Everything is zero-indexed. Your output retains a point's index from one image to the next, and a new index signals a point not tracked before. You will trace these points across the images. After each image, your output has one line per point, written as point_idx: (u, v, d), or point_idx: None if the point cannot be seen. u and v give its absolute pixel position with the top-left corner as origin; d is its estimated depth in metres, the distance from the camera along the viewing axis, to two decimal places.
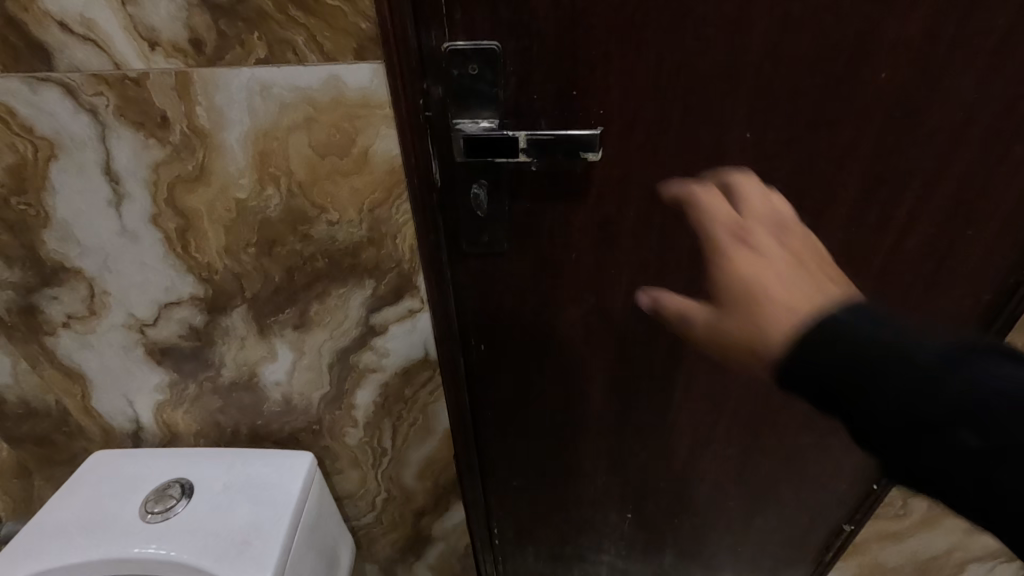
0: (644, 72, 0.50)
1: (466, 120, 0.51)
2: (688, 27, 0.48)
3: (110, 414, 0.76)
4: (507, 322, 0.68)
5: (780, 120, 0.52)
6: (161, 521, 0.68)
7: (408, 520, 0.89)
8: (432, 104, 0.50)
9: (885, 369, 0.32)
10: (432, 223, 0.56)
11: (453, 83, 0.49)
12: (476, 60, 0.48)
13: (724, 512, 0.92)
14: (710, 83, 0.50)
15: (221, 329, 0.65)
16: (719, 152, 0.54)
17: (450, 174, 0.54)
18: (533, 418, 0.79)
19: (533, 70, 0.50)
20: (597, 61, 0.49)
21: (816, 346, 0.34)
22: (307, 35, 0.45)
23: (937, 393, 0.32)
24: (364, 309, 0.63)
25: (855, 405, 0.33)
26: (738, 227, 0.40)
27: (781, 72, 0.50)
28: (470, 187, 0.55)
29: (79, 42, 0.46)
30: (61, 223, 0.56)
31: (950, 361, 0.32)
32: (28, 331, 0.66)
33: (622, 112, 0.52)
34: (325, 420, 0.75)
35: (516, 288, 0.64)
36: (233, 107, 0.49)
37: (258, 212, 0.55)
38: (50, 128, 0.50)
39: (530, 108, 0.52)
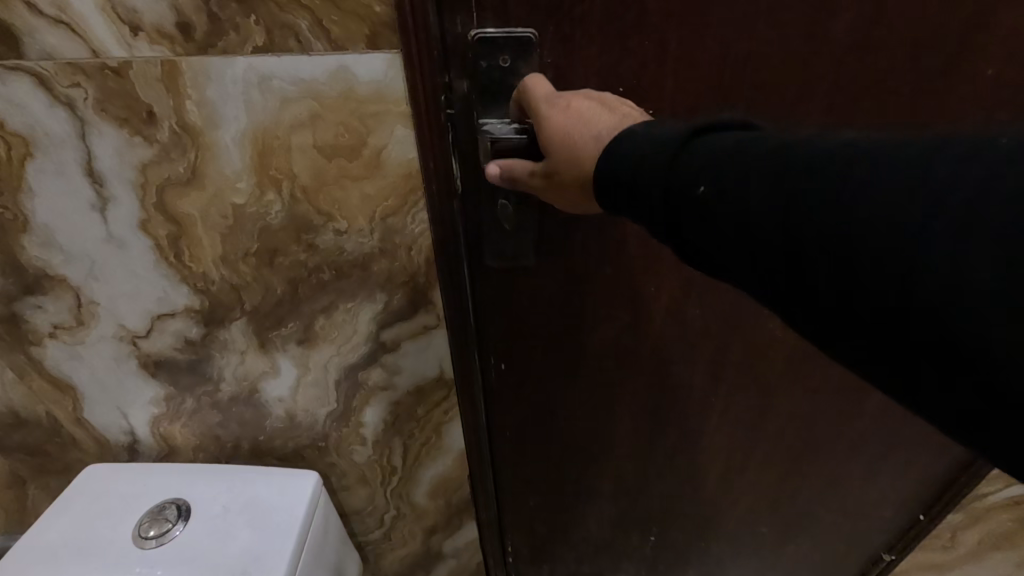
0: (707, 67, 0.45)
1: (493, 121, 0.45)
2: (758, 18, 0.43)
3: (104, 427, 0.71)
4: (532, 339, 0.63)
5: (853, 121, 0.49)
6: (157, 546, 0.63)
7: (417, 539, 0.85)
8: (455, 99, 0.44)
9: (688, 157, 0.33)
10: (451, 232, 0.50)
11: (481, 76, 0.44)
12: (509, 51, 0.43)
13: (755, 537, 0.86)
14: (777, 77, 0.46)
15: (218, 342, 0.60)
16: None
17: (475, 180, 0.49)
18: (554, 438, 0.74)
19: (573, 63, 0.45)
20: (649, 52, 0.44)
21: (630, 152, 0.35)
22: (311, 18, 0.39)
23: (738, 163, 0.31)
24: (374, 324, 0.57)
25: (663, 188, 0.33)
26: (552, 97, 0.42)
27: (858, 68, 0.46)
28: (498, 198, 0.50)
29: (51, 25, 0.40)
30: (41, 228, 0.51)
31: (746, 143, 0.32)
32: (13, 341, 0.61)
33: (677, 111, 0.47)
34: (332, 437, 0.70)
35: (542, 302, 0.59)
36: (228, 102, 0.42)
37: (258, 219, 0.49)
38: (23, 123, 0.44)
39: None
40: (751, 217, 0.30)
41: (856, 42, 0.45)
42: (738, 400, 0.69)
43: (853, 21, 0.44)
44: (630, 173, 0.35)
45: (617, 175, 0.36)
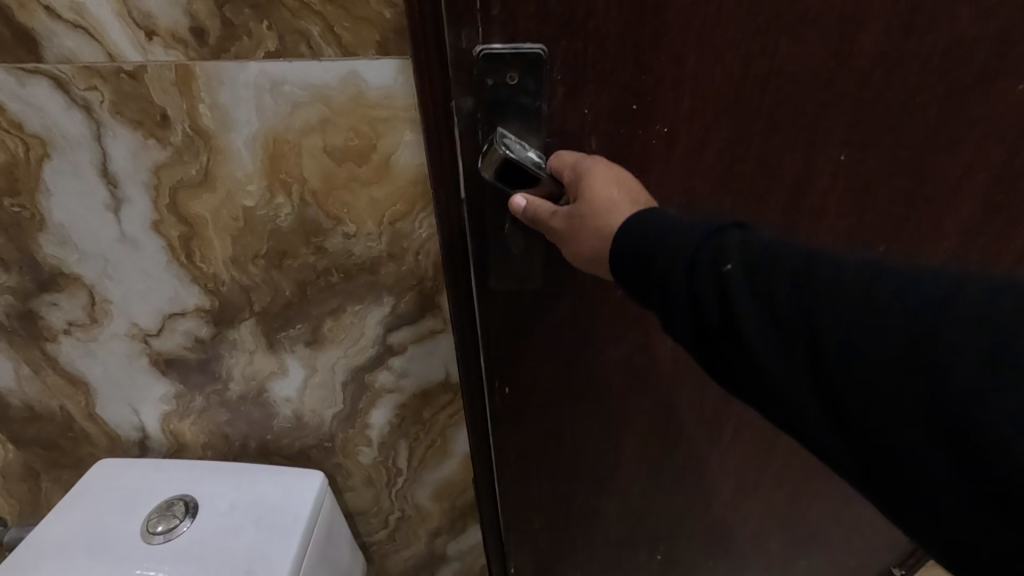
0: (725, 82, 0.44)
1: (512, 139, 0.43)
2: (780, 31, 0.42)
3: (116, 422, 0.72)
4: (539, 362, 0.60)
5: (876, 138, 0.48)
6: (165, 542, 0.63)
7: (422, 539, 0.86)
8: (460, 116, 0.43)
9: (712, 249, 0.36)
10: (458, 248, 0.49)
11: (487, 94, 0.42)
12: (519, 68, 0.41)
13: (763, 553, 0.86)
14: (801, 94, 0.45)
15: (228, 342, 0.60)
16: (805, 175, 0.50)
17: (481, 200, 0.47)
18: (562, 461, 0.72)
19: (585, 78, 0.42)
20: (666, 69, 0.43)
21: (654, 233, 0.38)
22: (322, 24, 0.39)
23: (763, 265, 0.34)
24: (382, 328, 0.57)
25: (688, 276, 0.36)
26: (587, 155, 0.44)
27: (885, 84, 0.45)
28: (505, 222, 0.48)
29: (69, 29, 0.40)
30: (57, 227, 0.52)
31: (768, 247, 0.35)
32: (29, 337, 0.62)
33: (693, 130, 0.46)
34: (338, 437, 0.71)
35: (551, 329, 0.57)
36: (240, 106, 0.43)
37: (268, 221, 0.49)
38: (41, 125, 0.45)
39: (580, 129, 0.45)
40: (778, 317, 0.33)
41: (882, 57, 0.44)
42: (749, 416, 0.68)
43: (880, 36, 0.43)
44: (655, 252, 0.37)
45: (641, 253, 0.38)
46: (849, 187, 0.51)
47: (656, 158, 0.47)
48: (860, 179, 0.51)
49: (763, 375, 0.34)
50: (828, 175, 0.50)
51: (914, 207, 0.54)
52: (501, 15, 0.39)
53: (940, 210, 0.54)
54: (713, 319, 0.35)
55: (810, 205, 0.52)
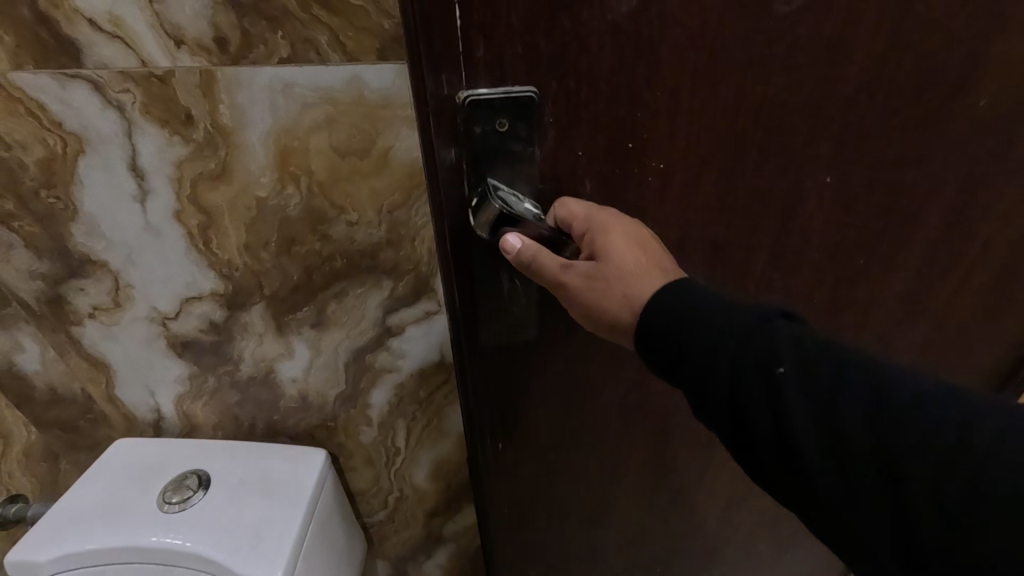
0: (718, 115, 0.46)
1: (506, 190, 0.45)
2: (767, 62, 0.44)
3: (133, 404, 0.77)
4: (535, 404, 0.63)
5: (859, 160, 0.51)
6: (178, 511, 0.68)
7: (420, 519, 0.92)
8: (446, 168, 0.44)
9: (760, 342, 0.38)
10: (454, 293, 0.52)
11: (475, 142, 0.43)
12: (508, 116, 0.42)
13: (748, 548, 0.90)
14: (793, 123, 0.47)
15: (240, 325, 0.66)
16: (794, 200, 0.52)
17: (467, 240, 0.48)
18: (563, 487, 0.73)
19: (580, 118, 0.44)
20: (663, 105, 0.44)
21: (695, 313, 0.40)
22: (330, 34, 0.45)
23: (806, 364, 0.37)
24: (381, 309, 0.62)
25: (733, 364, 0.38)
26: (605, 217, 0.46)
27: (867, 109, 0.48)
28: (497, 269, 0.50)
29: (107, 39, 0.46)
30: (87, 216, 0.57)
31: (814, 345, 0.38)
32: (56, 321, 0.68)
33: (688, 163, 0.48)
34: (340, 417, 0.75)
35: (544, 369, 0.60)
36: (256, 106, 0.48)
37: (278, 210, 0.55)
38: (77, 123, 0.50)
39: (573, 168, 0.46)
40: (815, 415, 0.36)
41: (868, 81, 0.46)
42: None
43: (860, 62, 0.45)
44: (695, 333, 0.40)
45: (677, 333, 0.41)
46: (833, 209, 0.53)
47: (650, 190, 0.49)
48: (843, 209, 0.54)
49: (795, 467, 0.37)
50: (816, 199, 0.52)
51: (895, 230, 0.56)
52: (486, 56, 0.40)
53: (922, 228, 0.57)
54: (752, 407, 0.38)
55: (797, 229, 0.54)
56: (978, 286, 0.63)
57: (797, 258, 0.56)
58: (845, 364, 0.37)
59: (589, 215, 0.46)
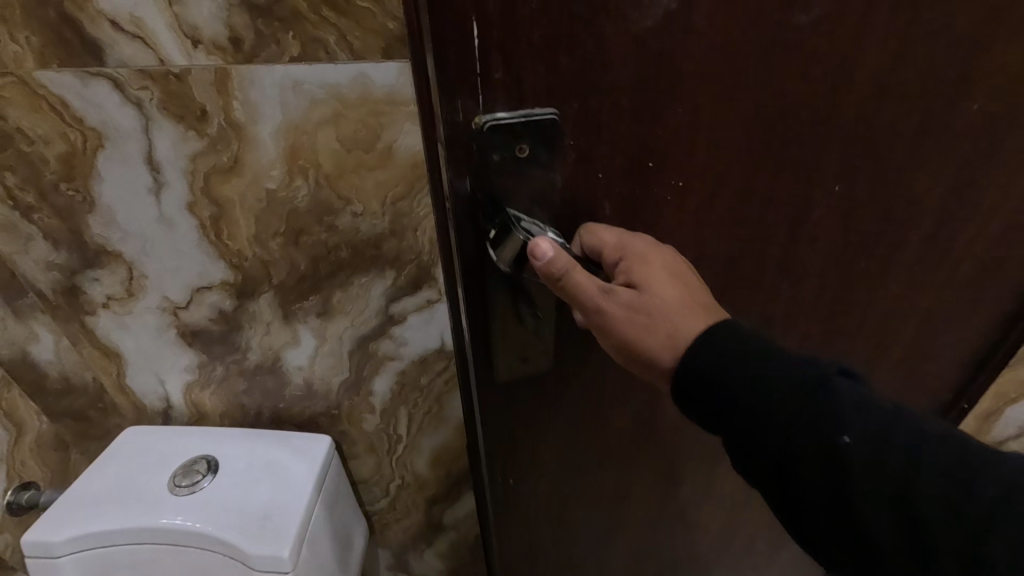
0: (733, 129, 0.47)
1: (528, 219, 0.47)
2: (780, 74, 0.45)
3: (143, 392, 0.80)
4: (546, 430, 0.62)
5: (865, 169, 0.52)
6: (188, 494, 0.70)
7: (421, 508, 0.94)
8: (462, 195, 0.45)
9: (819, 402, 0.39)
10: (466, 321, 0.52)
11: (494, 168, 0.44)
12: (529, 141, 0.44)
13: (750, 553, 0.89)
14: (804, 136, 0.49)
15: (249, 314, 0.68)
16: (803, 210, 0.53)
17: (481, 267, 0.49)
18: (574, 509, 0.71)
19: (599, 138, 0.45)
20: (682, 120, 0.46)
21: (751, 369, 0.41)
22: (338, 34, 0.48)
23: (864, 426, 0.38)
24: (385, 298, 0.65)
25: (789, 421, 0.39)
26: (641, 248, 0.48)
27: (873, 119, 0.49)
28: (510, 296, 0.51)
29: (128, 39, 0.49)
30: (105, 209, 0.60)
31: (872, 407, 0.39)
32: (71, 311, 0.70)
33: (703, 176, 0.49)
34: (344, 405, 0.78)
35: (555, 396, 0.60)
36: (267, 102, 0.51)
37: (287, 202, 0.57)
38: (98, 119, 0.53)
39: (592, 187, 0.47)
40: (868, 478, 0.38)
41: (873, 91, 0.48)
42: None
43: (868, 72, 0.46)
44: (751, 389, 0.41)
45: (730, 387, 0.41)
46: (841, 218, 0.54)
47: (666, 205, 0.50)
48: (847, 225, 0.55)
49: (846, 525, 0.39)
50: (824, 209, 0.54)
51: (898, 237, 0.57)
52: (504, 78, 0.41)
53: (924, 234, 0.58)
54: (806, 466, 0.39)
55: (805, 238, 0.55)
56: (973, 289, 0.64)
57: (803, 267, 0.57)
58: (902, 429, 0.38)
59: (626, 243, 0.48)
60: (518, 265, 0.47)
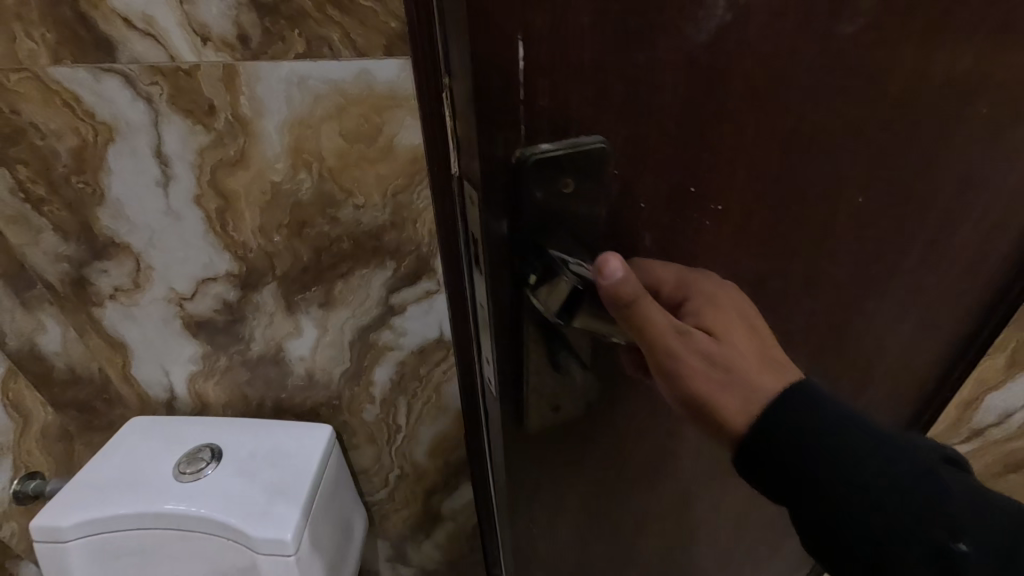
0: (770, 147, 0.42)
1: (574, 260, 0.40)
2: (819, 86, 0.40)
3: (147, 383, 0.81)
4: (574, 475, 0.57)
5: (887, 177, 0.48)
6: (193, 480, 0.72)
7: (419, 498, 0.96)
8: (495, 240, 0.39)
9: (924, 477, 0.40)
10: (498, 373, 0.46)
11: (533, 208, 0.38)
12: (572, 174, 0.37)
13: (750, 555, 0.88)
14: (835, 150, 0.44)
15: (253, 304, 0.70)
16: (829, 225, 0.49)
17: (516, 315, 0.42)
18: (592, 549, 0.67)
19: (642, 167, 0.39)
20: (722, 144, 0.40)
21: (860, 433, 0.41)
22: (342, 32, 0.50)
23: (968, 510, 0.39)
24: (385, 288, 0.67)
25: (893, 489, 0.39)
26: (701, 291, 0.46)
27: (902, 126, 0.45)
28: (545, 342, 0.45)
29: (140, 36, 0.51)
30: (113, 201, 0.62)
31: (972, 492, 0.40)
32: (79, 302, 0.72)
33: (738, 200, 0.44)
34: (345, 395, 0.80)
35: (587, 438, 0.54)
36: (273, 97, 0.53)
37: (291, 194, 0.59)
38: (109, 114, 0.55)
39: (633, 219, 0.41)
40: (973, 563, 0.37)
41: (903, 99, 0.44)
42: None
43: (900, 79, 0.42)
44: (858, 451, 0.40)
45: (835, 449, 0.40)
46: (860, 229, 0.51)
47: (699, 238, 0.45)
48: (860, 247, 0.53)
49: None
50: (847, 222, 0.50)
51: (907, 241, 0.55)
52: (548, 108, 0.35)
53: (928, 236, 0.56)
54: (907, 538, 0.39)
55: (827, 253, 0.52)
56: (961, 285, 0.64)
57: (823, 282, 0.54)
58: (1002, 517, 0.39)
59: (686, 287, 0.46)
60: (561, 314, 0.41)
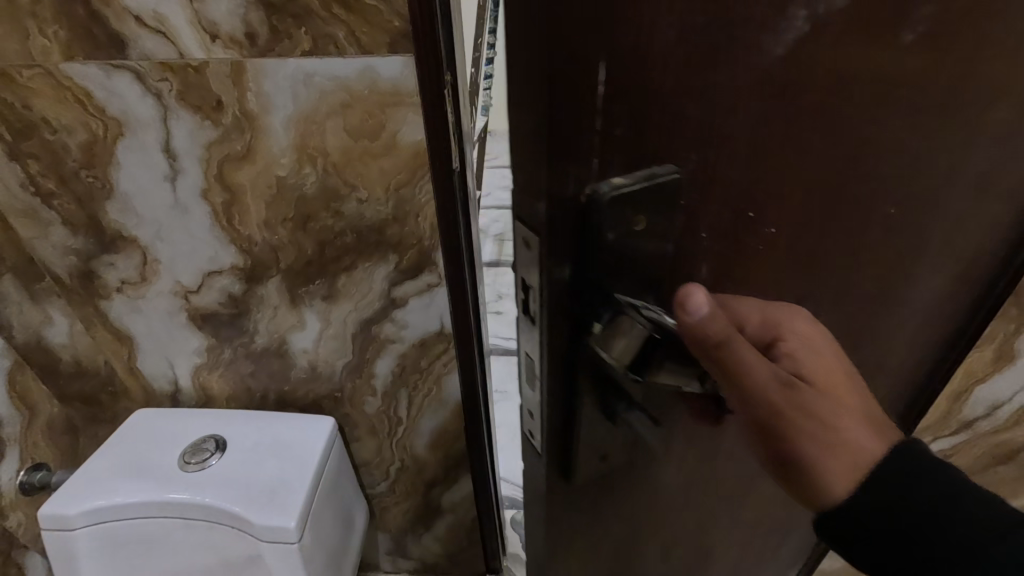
0: (831, 171, 0.39)
1: (643, 305, 0.39)
2: (886, 104, 0.37)
3: (152, 375, 0.83)
4: (613, 522, 0.55)
5: (939, 199, 0.45)
6: (198, 470, 0.74)
7: (419, 490, 0.98)
8: (555, 285, 0.37)
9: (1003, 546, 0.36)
10: (549, 419, 0.44)
11: (600, 253, 0.36)
12: (643, 214, 0.36)
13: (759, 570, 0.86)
14: (893, 173, 0.41)
15: (257, 298, 0.71)
16: (875, 248, 0.46)
17: (572, 360, 0.41)
18: None
19: (709, 200, 0.37)
20: (783, 168, 0.37)
21: (930, 478, 0.40)
22: (347, 30, 0.51)
23: None
24: (387, 282, 0.69)
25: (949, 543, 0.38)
26: (772, 333, 0.45)
27: (962, 146, 0.42)
28: (601, 387, 0.43)
29: (150, 33, 0.52)
30: (122, 195, 0.63)
31: None
32: (86, 295, 0.73)
33: (790, 227, 0.41)
34: (347, 387, 0.81)
35: (633, 483, 0.53)
36: (280, 94, 0.55)
37: (296, 189, 0.61)
38: (119, 109, 0.57)
39: (696, 255, 0.39)
40: None
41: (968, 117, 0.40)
42: None
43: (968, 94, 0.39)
44: (918, 493, 0.39)
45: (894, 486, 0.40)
46: (906, 251, 0.48)
47: (758, 269, 0.42)
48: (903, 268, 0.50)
49: None
50: (895, 245, 0.47)
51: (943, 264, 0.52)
52: (624, 133, 0.33)
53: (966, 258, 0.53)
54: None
55: (870, 277, 0.48)
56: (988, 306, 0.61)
57: (862, 306, 0.51)
58: None
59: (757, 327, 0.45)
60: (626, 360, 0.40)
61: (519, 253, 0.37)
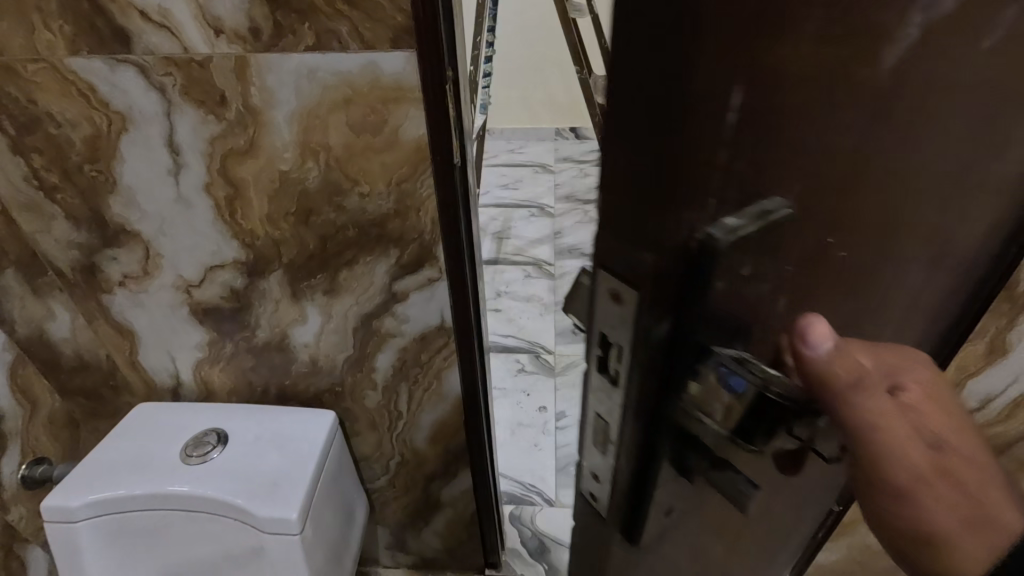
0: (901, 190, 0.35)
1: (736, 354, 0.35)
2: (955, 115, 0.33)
3: (154, 370, 0.83)
4: None
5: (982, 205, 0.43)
6: (200, 463, 0.74)
7: (419, 484, 0.98)
8: (647, 344, 0.30)
9: None
10: (621, 489, 0.37)
11: (699, 304, 0.30)
12: (750, 259, 0.31)
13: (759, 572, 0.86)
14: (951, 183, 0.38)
15: (259, 292, 0.72)
16: (922, 263, 0.43)
17: (655, 420, 0.35)
18: None
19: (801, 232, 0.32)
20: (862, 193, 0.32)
21: None
22: (350, 25, 0.52)
23: None
24: (389, 276, 0.69)
25: None
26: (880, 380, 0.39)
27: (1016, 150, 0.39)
28: (680, 447, 0.37)
29: (155, 28, 0.53)
30: (125, 189, 0.63)
31: None
32: (89, 290, 0.74)
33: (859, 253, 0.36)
34: (348, 381, 0.82)
35: (697, 546, 0.47)
36: (283, 88, 0.55)
37: (298, 183, 0.62)
38: (123, 104, 0.57)
39: (779, 292, 0.34)
40: None
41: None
42: None
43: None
44: None
45: None
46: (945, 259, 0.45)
47: (830, 302, 0.37)
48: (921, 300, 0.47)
49: None
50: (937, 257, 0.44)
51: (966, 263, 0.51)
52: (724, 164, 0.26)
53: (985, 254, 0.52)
54: None
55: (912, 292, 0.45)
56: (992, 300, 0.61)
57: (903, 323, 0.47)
58: None
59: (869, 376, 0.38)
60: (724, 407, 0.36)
61: (602, 308, 0.29)
